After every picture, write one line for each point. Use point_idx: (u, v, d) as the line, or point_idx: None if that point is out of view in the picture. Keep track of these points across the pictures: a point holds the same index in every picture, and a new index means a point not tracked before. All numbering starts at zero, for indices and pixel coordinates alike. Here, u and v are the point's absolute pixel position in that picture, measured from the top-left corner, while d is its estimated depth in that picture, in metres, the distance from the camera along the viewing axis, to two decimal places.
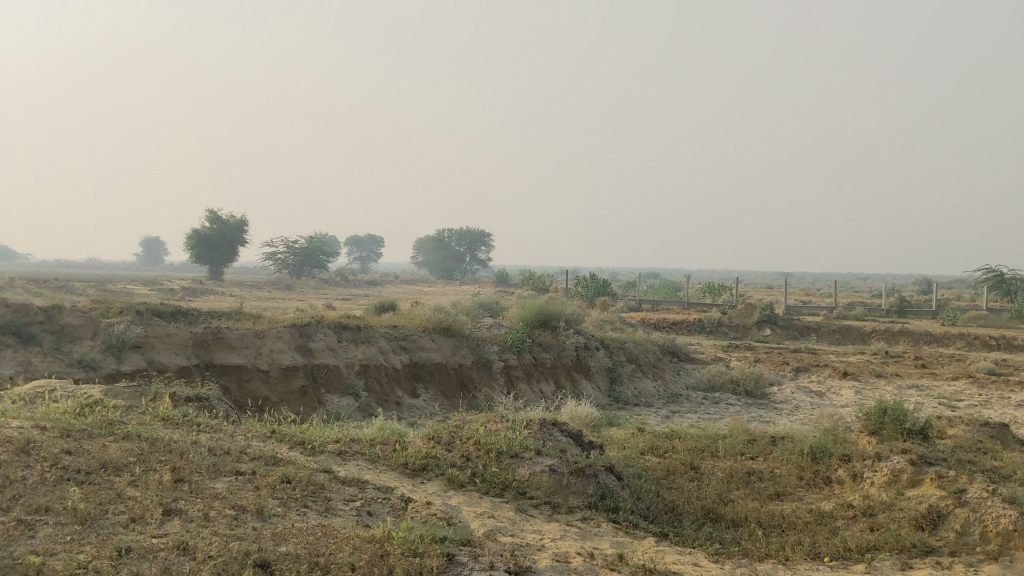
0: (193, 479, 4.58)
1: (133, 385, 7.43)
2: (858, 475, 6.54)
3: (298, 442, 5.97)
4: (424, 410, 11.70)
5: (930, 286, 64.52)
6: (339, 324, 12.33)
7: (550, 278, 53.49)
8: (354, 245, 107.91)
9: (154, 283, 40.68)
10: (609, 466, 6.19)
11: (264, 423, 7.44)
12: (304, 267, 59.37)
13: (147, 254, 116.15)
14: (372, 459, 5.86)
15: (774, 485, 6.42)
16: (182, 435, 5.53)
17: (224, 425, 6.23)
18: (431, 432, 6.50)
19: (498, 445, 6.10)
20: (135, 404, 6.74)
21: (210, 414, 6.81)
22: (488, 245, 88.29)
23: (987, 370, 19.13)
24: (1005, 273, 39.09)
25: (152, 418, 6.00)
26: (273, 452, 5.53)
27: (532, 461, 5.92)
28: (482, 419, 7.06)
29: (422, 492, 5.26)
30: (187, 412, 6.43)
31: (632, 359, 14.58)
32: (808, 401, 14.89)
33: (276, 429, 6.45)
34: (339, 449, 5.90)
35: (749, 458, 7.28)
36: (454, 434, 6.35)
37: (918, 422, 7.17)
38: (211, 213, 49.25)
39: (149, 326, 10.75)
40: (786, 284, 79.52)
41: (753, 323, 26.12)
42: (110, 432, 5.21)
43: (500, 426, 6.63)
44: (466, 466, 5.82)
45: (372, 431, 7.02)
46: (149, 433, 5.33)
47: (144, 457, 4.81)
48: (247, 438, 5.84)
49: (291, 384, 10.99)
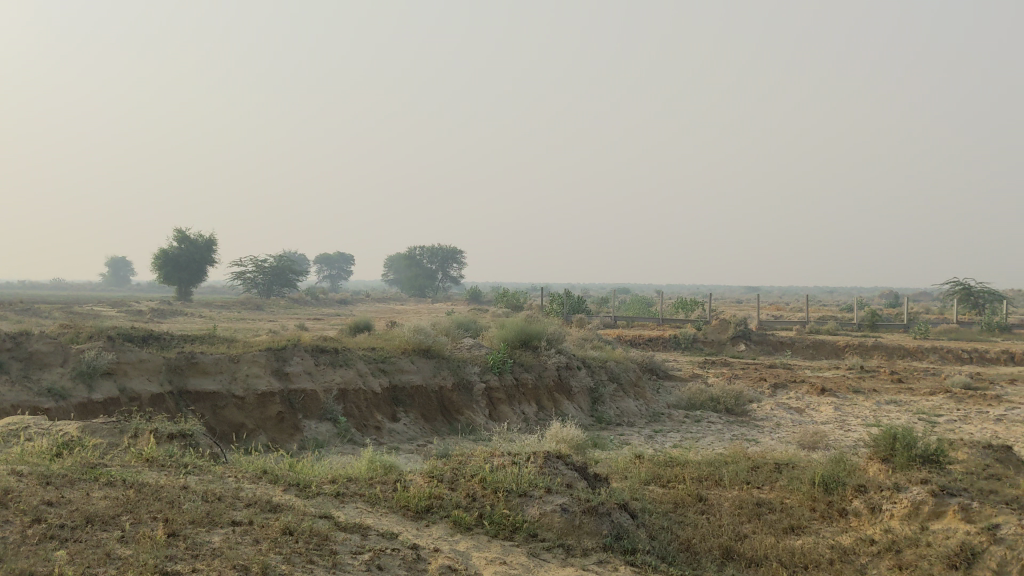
0: (186, 534, 4.35)
1: (109, 419, 7.14)
2: (877, 507, 6.37)
3: (291, 483, 5.74)
4: (404, 434, 11.48)
5: (898, 299, 65.10)
6: (317, 347, 12.07)
7: (522, 295, 53.37)
8: (323, 264, 107.22)
9: (121, 304, 40.07)
10: (623, 504, 6.04)
11: (246, 457, 7.18)
12: (273, 286, 58.87)
13: (113, 275, 114.65)
14: (372, 501, 5.62)
15: (789, 519, 6.39)
16: (168, 478, 5.28)
17: (209, 463, 6.00)
18: (430, 469, 6.29)
19: (505, 482, 5.91)
20: (114, 442, 6.48)
21: (193, 451, 6.55)
22: (459, 262, 88.07)
23: (963, 384, 19.16)
24: (973, 285, 39.44)
25: (134, 459, 5.74)
26: (267, 495, 5.29)
27: (543, 499, 5.72)
28: (476, 454, 6.87)
29: (428, 538, 5.06)
30: (170, 451, 6.17)
31: (614, 378, 14.42)
32: (789, 418, 14.79)
33: (263, 467, 6.21)
34: (335, 491, 5.67)
35: (757, 489, 7.22)
36: (456, 472, 6.15)
37: (929, 448, 7.03)
38: (179, 233, 48.75)
39: (121, 352, 10.44)
40: (755, 298, 79.95)
41: (729, 339, 26.09)
42: (93, 478, 4.96)
43: (501, 459, 6.44)
44: (472, 506, 5.62)
45: (361, 466, 6.79)
46: (134, 478, 5.08)
47: (131, 508, 4.57)
48: (236, 479, 5.60)
49: (267, 410, 10.71)
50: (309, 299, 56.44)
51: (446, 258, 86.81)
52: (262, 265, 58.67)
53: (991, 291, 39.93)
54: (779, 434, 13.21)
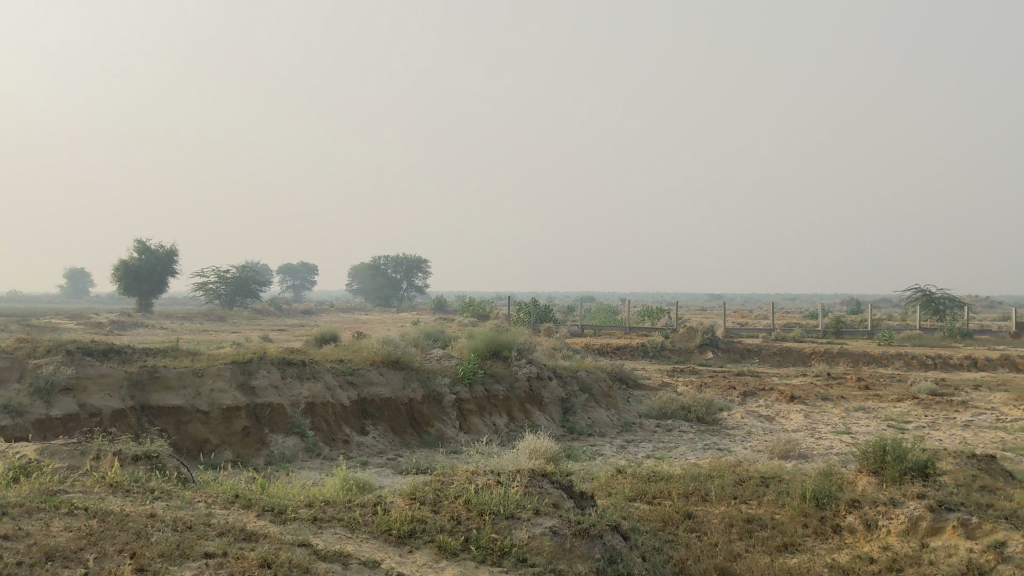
0: (156, 570, 4.13)
1: (70, 440, 6.86)
2: (873, 523, 6.41)
3: (265, 507, 5.54)
4: (374, 447, 11.27)
5: (860, 306, 65.81)
6: (283, 360, 11.81)
7: (488, 304, 53.18)
8: (286, 274, 106.31)
9: (80, 316, 39.30)
10: (614, 525, 5.93)
11: (215, 478, 6.95)
12: (236, 297, 58.21)
13: (72, 287, 112.81)
14: (350, 527, 5.42)
15: (782, 536, 6.33)
16: (134, 506, 5.05)
17: (176, 487, 5.77)
18: (410, 490, 6.12)
19: (491, 504, 5.76)
20: (75, 465, 6.22)
21: (159, 473, 6.31)
22: (423, 271, 87.70)
23: (929, 390, 19.27)
24: (934, 292, 39.87)
25: (97, 484, 5.49)
26: (241, 523, 5.08)
27: (531, 523, 5.59)
28: (455, 474, 6.71)
29: (413, 566, 4.88)
30: (135, 474, 5.93)
31: (585, 388, 14.30)
32: (760, 426, 14.76)
33: (234, 491, 5.99)
34: (312, 515, 5.47)
35: (744, 505, 7.18)
36: (439, 494, 6.00)
37: (919, 461, 7.09)
38: (140, 244, 48.06)
39: (80, 366, 10.13)
40: (719, 306, 80.42)
41: (696, 347, 26.09)
42: (54, 507, 4.71)
43: (484, 480, 6.29)
44: (457, 530, 5.44)
45: (334, 488, 6.59)
46: (97, 506, 4.84)
47: (95, 541, 4.34)
48: (207, 505, 5.38)
49: (232, 425, 10.45)
50: (272, 310, 55.83)
51: (411, 267, 86.42)
52: (224, 276, 57.98)
53: (952, 297, 40.40)
54: (752, 443, 13.17)
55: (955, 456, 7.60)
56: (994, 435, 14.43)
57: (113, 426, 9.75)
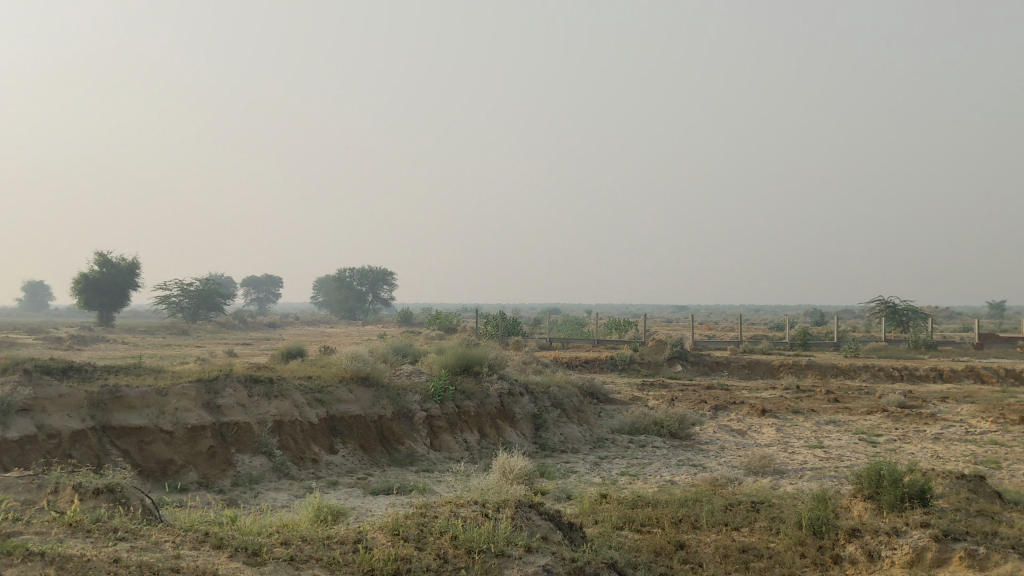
0: None
1: (29, 473, 6.55)
2: (875, 553, 6.37)
3: (239, 546, 5.29)
4: (343, 466, 11.01)
5: (824, 317, 66.43)
6: (250, 377, 11.51)
7: (455, 317, 52.92)
8: (250, 286, 105.21)
9: (38, 329, 38.53)
10: (611, 563, 5.82)
11: (182, 513, 6.66)
12: (199, 310, 57.43)
13: (29, 301, 110.97)
14: (330, 566, 5.18)
15: (780, 566, 6.26)
16: (97, 550, 4.78)
17: (143, 526, 5.51)
18: (392, 525, 5.91)
19: (479, 541, 5.59)
20: (30, 500, 5.92)
21: (123, 507, 6.03)
22: (389, 283, 87.21)
23: (898, 402, 19.30)
24: (897, 304, 40.21)
25: (58, 525, 5.22)
26: (211, 565, 4.84)
27: (524, 561, 5.43)
28: (436, 508, 6.51)
29: None
30: (97, 511, 5.65)
31: (558, 404, 14.10)
32: (733, 441, 14.67)
33: (203, 527, 5.74)
34: (289, 555, 5.22)
35: (736, 532, 7.10)
36: (423, 529, 5.83)
37: (916, 485, 7.09)
38: (100, 256, 47.35)
39: (39, 386, 9.77)
40: (685, 318, 80.79)
41: (665, 360, 26.02)
42: (8, 552, 4.44)
43: (471, 513, 6.13)
44: (443, 570, 5.23)
45: (307, 524, 6.35)
46: (56, 551, 4.58)
47: None
48: (176, 546, 5.13)
49: (197, 445, 10.16)
50: (236, 323, 55.09)
51: (377, 279, 85.97)
52: (187, 289, 57.27)
53: (915, 309, 40.77)
54: (726, 459, 13.07)
55: (947, 479, 7.65)
56: (965, 448, 14.45)
57: (73, 448, 9.43)
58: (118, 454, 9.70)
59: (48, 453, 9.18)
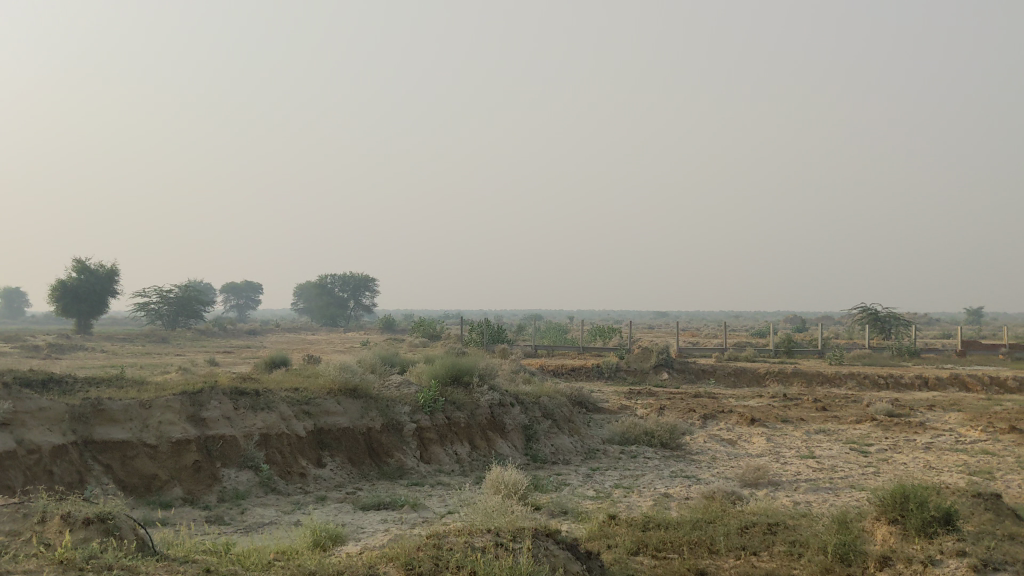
0: None
1: (16, 500, 6.30)
2: None
3: None
4: (331, 480, 10.78)
5: (805, 322, 66.71)
6: (236, 389, 11.25)
7: (438, 323, 52.71)
8: (230, 292, 104.52)
9: (15, 337, 37.98)
10: None
11: (176, 543, 6.43)
12: (179, 317, 56.90)
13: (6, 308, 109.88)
14: None
15: None
16: None
17: (138, 561, 5.29)
18: (405, 560, 5.73)
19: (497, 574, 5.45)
20: (15, 531, 5.68)
21: (116, 538, 5.80)
22: (370, 290, 86.85)
23: (886, 410, 19.24)
24: (880, 311, 40.32)
25: (49, 564, 4.98)
26: None
27: None
28: (445, 538, 6.33)
29: None
30: (88, 547, 5.41)
31: (548, 414, 13.91)
32: (724, 451, 14.53)
33: (201, 563, 5.51)
34: None
35: (756, 557, 6.97)
36: (438, 562, 5.69)
37: (942, 508, 7.23)
38: (79, 263, 46.88)
39: (18, 400, 9.47)
40: (667, 324, 80.92)
41: (651, 368, 25.87)
42: None
43: (488, 546, 6.02)
44: None
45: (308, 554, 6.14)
46: None
47: None
48: None
49: (182, 460, 9.92)
50: (215, 330, 54.61)
51: (358, 286, 85.62)
52: (166, 296, 56.78)
53: (897, 315, 40.88)
54: (719, 469, 12.93)
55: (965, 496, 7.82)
56: (957, 458, 14.37)
57: (54, 463, 9.16)
58: (101, 469, 9.44)
59: (29, 469, 8.90)
